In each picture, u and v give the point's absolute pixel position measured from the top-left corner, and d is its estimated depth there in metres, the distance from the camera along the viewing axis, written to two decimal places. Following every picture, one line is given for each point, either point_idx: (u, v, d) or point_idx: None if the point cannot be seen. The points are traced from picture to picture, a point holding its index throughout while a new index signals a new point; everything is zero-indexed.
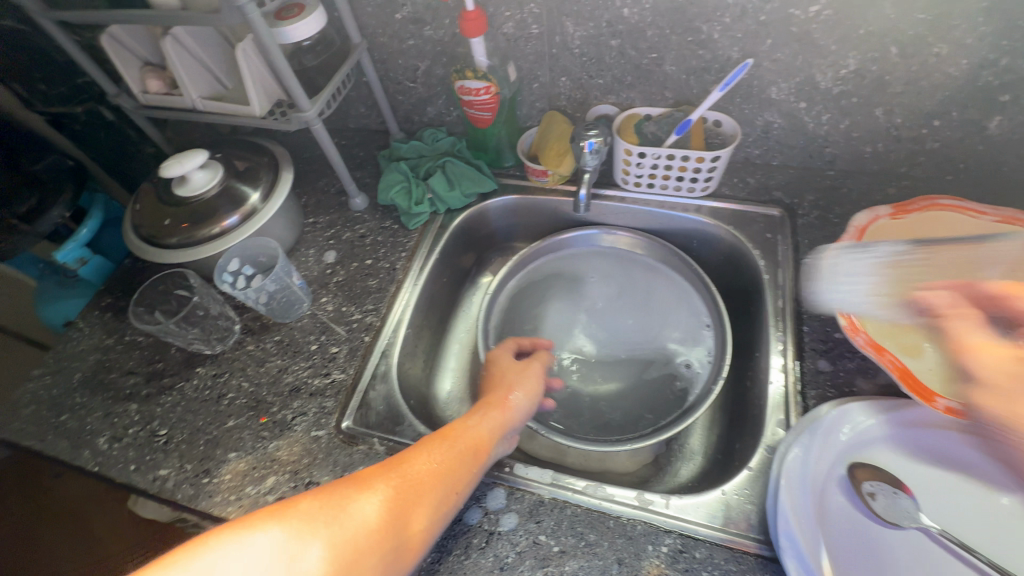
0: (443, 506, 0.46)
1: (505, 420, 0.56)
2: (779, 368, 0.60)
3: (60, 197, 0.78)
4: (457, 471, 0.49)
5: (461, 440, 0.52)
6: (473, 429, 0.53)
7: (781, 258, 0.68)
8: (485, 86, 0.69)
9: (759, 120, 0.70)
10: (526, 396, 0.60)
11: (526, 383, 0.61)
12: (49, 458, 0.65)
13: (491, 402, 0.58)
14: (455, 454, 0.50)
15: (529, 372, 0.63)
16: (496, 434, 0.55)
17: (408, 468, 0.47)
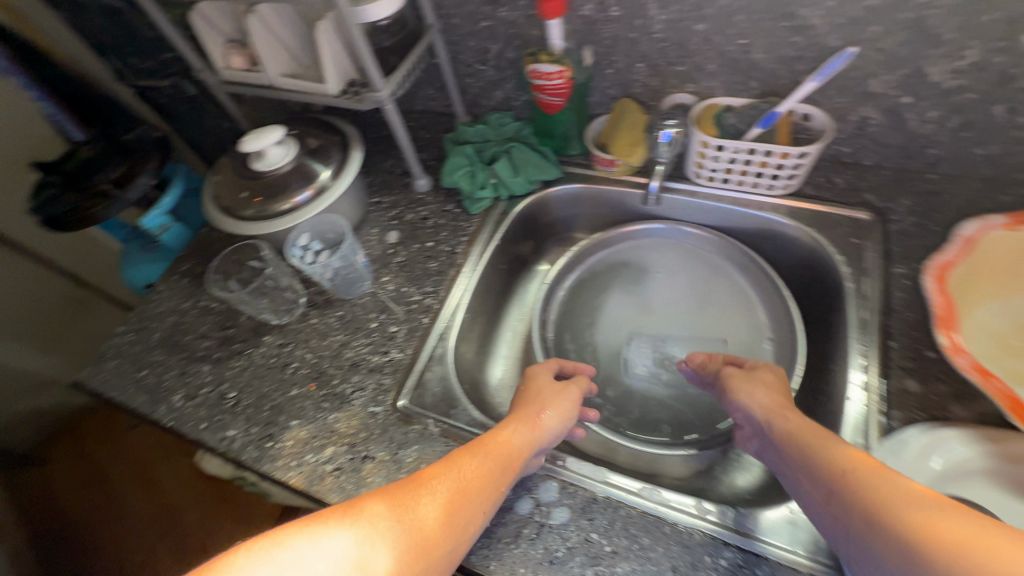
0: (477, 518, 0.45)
1: (537, 437, 0.54)
2: (859, 385, 0.56)
3: (147, 165, 0.82)
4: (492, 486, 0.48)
5: (498, 454, 0.50)
6: (509, 443, 0.52)
7: (868, 266, 0.63)
8: (558, 70, 0.67)
9: (854, 115, 0.65)
10: (559, 417, 0.57)
11: (561, 401, 0.58)
12: (129, 409, 0.69)
13: (525, 415, 0.55)
14: (491, 468, 0.49)
15: (566, 394, 0.60)
16: (530, 446, 0.53)
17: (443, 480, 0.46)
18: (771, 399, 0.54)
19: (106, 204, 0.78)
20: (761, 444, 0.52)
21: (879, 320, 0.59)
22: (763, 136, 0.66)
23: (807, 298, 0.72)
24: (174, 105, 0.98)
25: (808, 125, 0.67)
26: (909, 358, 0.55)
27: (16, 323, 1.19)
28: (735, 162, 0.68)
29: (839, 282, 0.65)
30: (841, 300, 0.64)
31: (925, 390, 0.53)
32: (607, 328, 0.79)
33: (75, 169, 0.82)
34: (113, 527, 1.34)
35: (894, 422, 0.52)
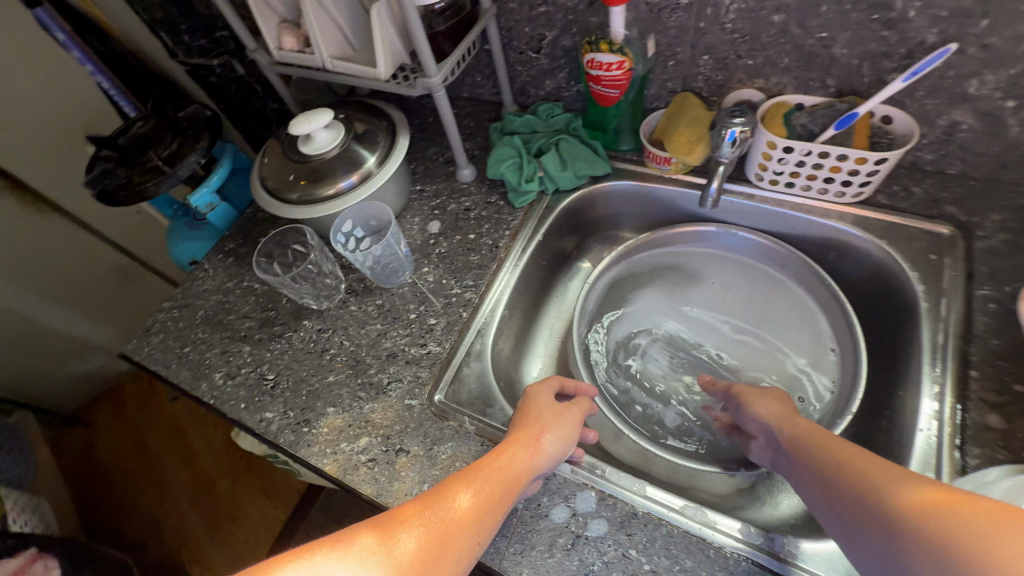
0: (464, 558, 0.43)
1: (535, 463, 0.51)
2: (931, 415, 0.52)
3: (198, 143, 0.82)
4: (482, 522, 0.45)
5: (491, 484, 0.48)
6: (504, 472, 0.49)
7: (947, 286, 0.58)
8: (619, 60, 0.64)
9: (944, 119, 0.59)
10: (559, 440, 0.53)
11: (561, 425, 0.55)
12: (172, 384, 0.71)
13: (523, 439, 0.52)
14: (482, 503, 0.46)
15: (567, 418, 0.56)
16: (527, 474, 0.50)
17: (426, 517, 0.44)
18: (779, 411, 0.55)
19: (158, 180, 0.79)
20: (775, 455, 0.53)
21: (957, 345, 0.54)
22: (837, 138, 0.61)
23: (872, 315, 0.67)
24: (223, 85, 0.99)
25: (889, 129, 0.62)
26: (992, 390, 0.51)
27: (67, 289, 1.24)
28: (803, 165, 0.64)
29: (912, 301, 0.60)
30: (914, 320, 0.59)
31: (1010, 427, 0.49)
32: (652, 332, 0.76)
33: (130, 144, 0.84)
34: (149, 490, 1.39)
35: (971, 459, 0.48)
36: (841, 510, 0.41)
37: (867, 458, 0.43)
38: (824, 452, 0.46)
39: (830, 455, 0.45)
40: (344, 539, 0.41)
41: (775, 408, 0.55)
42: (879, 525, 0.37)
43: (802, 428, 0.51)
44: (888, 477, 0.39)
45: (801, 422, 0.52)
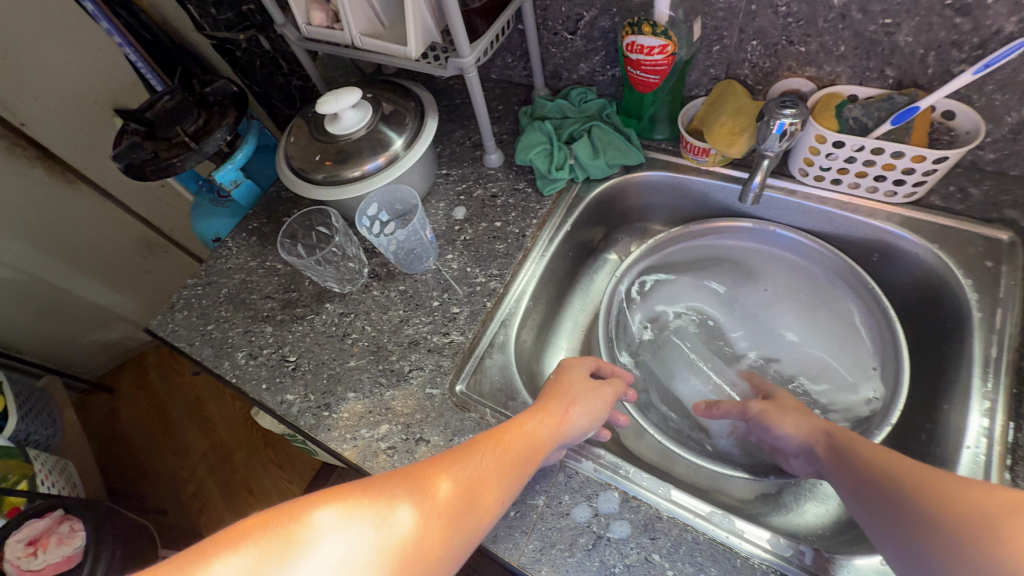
0: (490, 515, 0.43)
1: (563, 433, 0.51)
2: (980, 432, 0.49)
3: (224, 120, 0.82)
4: (508, 480, 0.45)
5: (520, 446, 0.47)
6: (533, 436, 0.49)
7: (1003, 295, 0.55)
8: (661, 44, 0.60)
9: (1012, 116, 0.55)
10: (588, 415, 0.54)
11: (593, 398, 0.55)
12: (196, 361, 0.71)
13: (551, 407, 0.52)
14: (511, 463, 0.46)
15: (598, 394, 0.56)
16: (553, 441, 0.50)
17: (456, 472, 0.43)
18: (812, 421, 0.52)
19: (184, 156, 0.79)
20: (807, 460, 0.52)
21: (1012, 359, 0.51)
22: (893, 134, 0.58)
23: (917, 324, 0.64)
24: (249, 59, 0.97)
25: (952, 125, 0.57)
26: None
27: (92, 258, 1.26)
28: (853, 161, 0.60)
29: (963, 310, 0.57)
30: (965, 330, 0.56)
31: None
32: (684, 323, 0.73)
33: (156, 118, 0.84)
34: (170, 458, 1.43)
35: (1022, 481, 0.46)
36: (862, 501, 0.42)
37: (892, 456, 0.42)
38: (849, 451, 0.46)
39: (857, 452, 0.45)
40: (376, 484, 0.40)
41: (811, 421, 0.52)
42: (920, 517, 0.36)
43: (833, 432, 0.50)
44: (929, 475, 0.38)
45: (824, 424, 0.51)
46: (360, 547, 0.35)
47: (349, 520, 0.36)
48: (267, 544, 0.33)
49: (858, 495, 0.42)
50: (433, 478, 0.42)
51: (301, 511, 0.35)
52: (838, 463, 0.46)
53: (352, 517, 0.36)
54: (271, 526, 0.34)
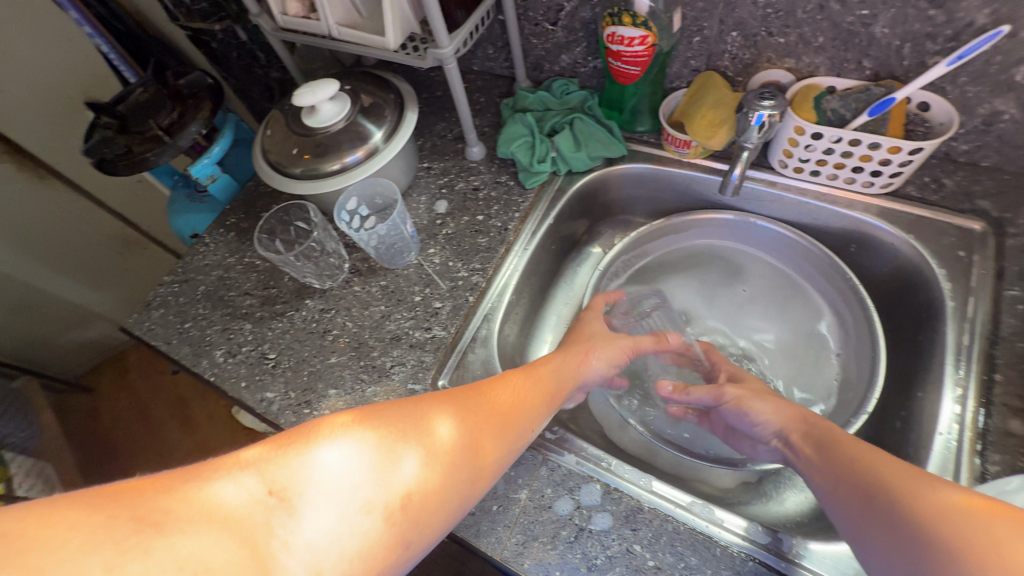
0: (520, 437, 0.48)
1: (580, 371, 0.59)
2: (952, 418, 0.50)
3: (199, 113, 0.79)
4: (535, 408, 0.51)
5: (544, 380, 0.54)
6: (556, 373, 0.56)
7: (975, 284, 0.56)
8: (642, 35, 0.60)
9: (984, 108, 0.56)
10: (605, 359, 0.61)
11: (610, 344, 0.62)
12: (173, 360, 0.70)
13: (572, 350, 0.60)
14: (536, 395, 0.52)
15: (616, 343, 0.63)
16: (572, 380, 0.57)
17: (491, 399, 0.48)
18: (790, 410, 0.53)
19: (157, 150, 0.76)
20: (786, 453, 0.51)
21: (983, 347, 0.52)
22: (870, 125, 0.58)
23: (893, 313, 0.65)
24: (225, 51, 0.94)
25: (927, 116, 0.58)
26: (1017, 395, 0.49)
27: (67, 255, 1.23)
28: (831, 153, 0.61)
29: (937, 300, 0.58)
30: (938, 319, 0.57)
31: None
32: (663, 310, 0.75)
33: (129, 112, 0.81)
34: (153, 458, 1.40)
35: (991, 466, 0.47)
36: (849, 506, 0.40)
37: (888, 462, 0.40)
38: (841, 451, 0.44)
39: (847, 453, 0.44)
40: (420, 404, 0.44)
41: (788, 411, 0.53)
42: (898, 524, 0.35)
43: (817, 427, 0.49)
44: (910, 483, 0.37)
45: (816, 423, 0.50)
46: (408, 456, 0.39)
47: (397, 434, 0.40)
48: (328, 444, 0.36)
49: (847, 501, 0.41)
50: (471, 400, 0.47)
51: (355, 423, 0.39)
52: (827, 463, 0.45)
53: (401, 429, 0.40)
54: (331, 430, 0.38)
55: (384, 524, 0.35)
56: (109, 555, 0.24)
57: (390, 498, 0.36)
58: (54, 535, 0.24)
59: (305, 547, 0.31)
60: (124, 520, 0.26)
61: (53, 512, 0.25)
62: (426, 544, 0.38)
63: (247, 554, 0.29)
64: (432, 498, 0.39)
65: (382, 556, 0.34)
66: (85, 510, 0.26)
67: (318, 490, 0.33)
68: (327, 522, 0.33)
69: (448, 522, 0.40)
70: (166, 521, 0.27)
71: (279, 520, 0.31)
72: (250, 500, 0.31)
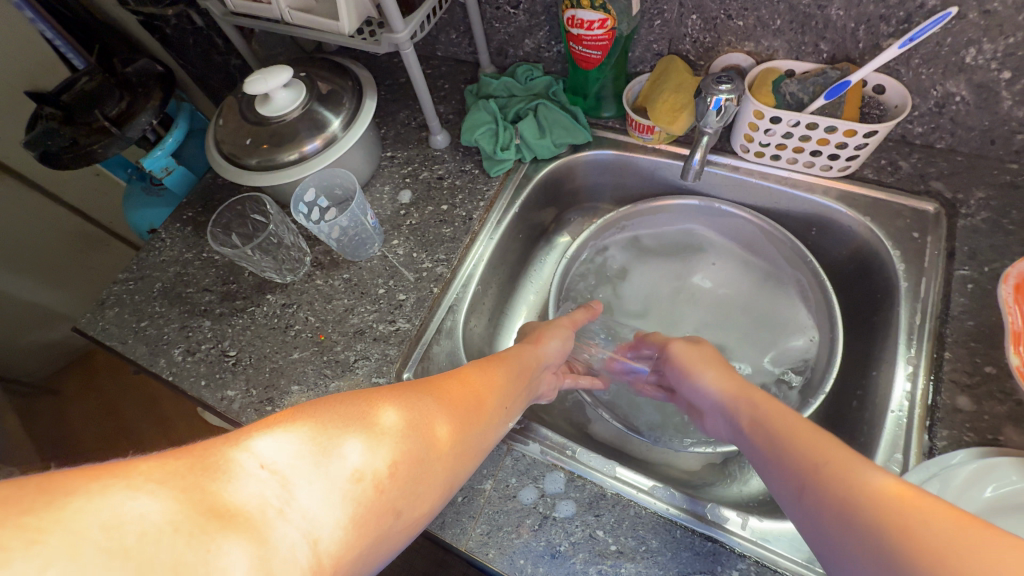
0: (497, 416, 0.49)
1: (541, 352, 0.60)
2: (903, 396, 0.51)
3: (149, 102, 0.76)
4: (510, 389, 0.52)
5: (514, 364, 0.55)
6: (520, 355, 0.57)
7: (928, 264, 0.57)
8: (601, 18, 0.59)
9: (937, 90, 0.57)
10: (561, 341, 0.63)
11: (563, 328, 0.65)
12: (129, 360, 0.67)
13: (531, 337, 0.61)
14: (510, 378, 0.53)
15: (567, 322, 0.66)
16: (536, 361, 0.58)
17: (467, 381, 0.48)
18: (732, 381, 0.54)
19: (104, 142, 0.73)
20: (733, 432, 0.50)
21: (934, 326, 0.54)
22: (827, 108, 0.58)
23: (852, 295, 0.66)
24: (179, 37, 0.90)
25: (882, 99, 0.59)
26: (965, 371, 0.50)
27: (26, 254, 1.18)
28: (790, 136, 0.61)
29: (892, 281, 0.59)
30: (892, 300, 0.58)
31: (978, 409, 0.49)
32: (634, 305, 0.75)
33: (74, 102, 0.77)
34: None
35: (939, 441, 0.48)
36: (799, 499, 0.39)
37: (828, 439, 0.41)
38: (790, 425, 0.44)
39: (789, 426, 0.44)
40: (400, 386, 0.43)
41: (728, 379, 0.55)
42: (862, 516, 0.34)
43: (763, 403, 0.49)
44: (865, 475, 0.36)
45: (758, 396, 0.50)
46: (395, 429, 0.38)
47: (381, 409, 0.39)
48: (316, 421, 0.35)
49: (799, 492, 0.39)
50: (448, 381, 0.47)
51: (337, 401, 0.38)
52: (769, 443, 0.44)
53: (386, 405, 0.39)
54: (314, 409, 0.36)
55: (373, 493, 0.34)
56: (105, 517, 0.22)
57: (378, 470, 0.35)
58: (51, 500, 0.22)
59: (301, 515, 0.30)
60: (118, 487, 0.24)
61: (49, 478, 0.23)
62: (414, 513, 0.37)
63: (245, 520, 0.27)
64: (420, 467, 0.38)
65: (372, 524, 0.34)
66: (77, 476, 0.23)
67: (311, 460, 0.32)
68: (321, 491, 0.31)
69: (435, 493, 0.40)
70: (162, 489, 0.25)
71: (272, 489, 0.30)
72: (244, 471, 0.29)
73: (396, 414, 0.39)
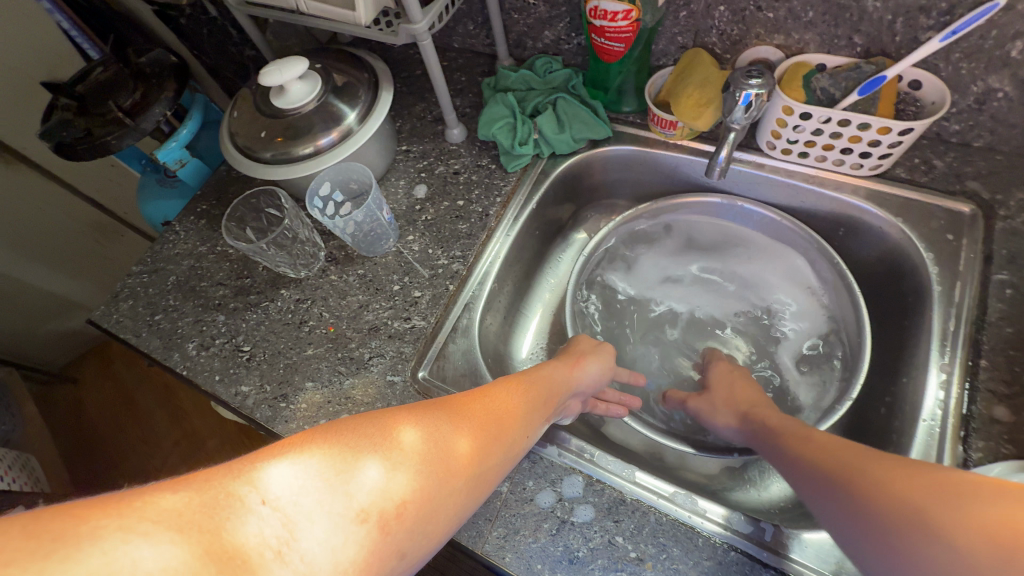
0: (515, 444, 0.47)
1: (574, 376, 0.58)
2: (935, 404, 0.50)
3: (162, 93, 0.75)
4: (532, 413, 0.50)
5: (542, 389, 0.53)
6: (549, 379, 0.55)
7: (963, 268, 0.55)
8: (625, 9, 0.57)
9: (977, 86, 0.54)
10: (598, 368, 0.61)
11: (599, 354, 0.63)
12: (143, 354, 0.67)
13: (563, 359, 0.60)
14: (531, 401, 0.51)
15: (604, 350, 0.64)
16: (567, 385, 0.57)
17: (484, 404, 0.47)
18: (747, 404, 0.57)
19: (119, 133, 0.72)
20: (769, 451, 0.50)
21: (969, 332, 0.51)
22: (860, 104, 0.56)
23: (882, 298, 0.64)
24: (194, 27, 0.89)
25: (918, 95, 0.57)
26: (1003, 381, 0.48)
27: (42, 244, 1.19)
28: (820, 133, 0.59)
29: (924, 284, 0.57)
30: (925, 305, 0.56)
31: (1017, 419, 0.47)
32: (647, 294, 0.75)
33: (88, 92, 0.76)
34: (141, 448, 1.38)
35: (974, 453, 0.46)
36: (841, 514, 0.38)
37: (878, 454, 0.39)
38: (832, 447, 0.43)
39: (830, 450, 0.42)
40: (416, 407, 0.42)
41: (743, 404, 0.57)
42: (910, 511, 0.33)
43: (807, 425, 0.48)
44: (914, 473, 0.35)
45: (801, 424, 0.49)
46: (412, 463, 0.37)
47: (395, 436, 0.38)
48: (326, 451, 0.34)
49: (839, 504, 0.38)
50: (469, 405, 0.46)
51: (348, 428, 0.37)
52: (812, 457, 0.43)
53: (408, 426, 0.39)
54: (324, 436, 0.35)
55: (377, 534, 0.33)
56: (95, 566, 0.22)
57: (384, 507, 0.34)
58: (38, 548, 0.21)
59: (299, 557, 0.29)
60: (111, 530, 0.23)
61: (35, 521, 0.22)
62: (419, 553, 0.36)
63: (240, 565, 0.26)
64: (430, 504, 0.37)
65: (376, 566, 0.32)
66: (69, 518, 0.23)
67: (315, 496, 0.31)
68: (324, 532, 0.30)
69: (444, 529, 0.38)
70: (158, 529, 0.25)
71: (273, 528, 0.29)
72: (245, 508, 0.28)
73: (412, 445, 0.38)
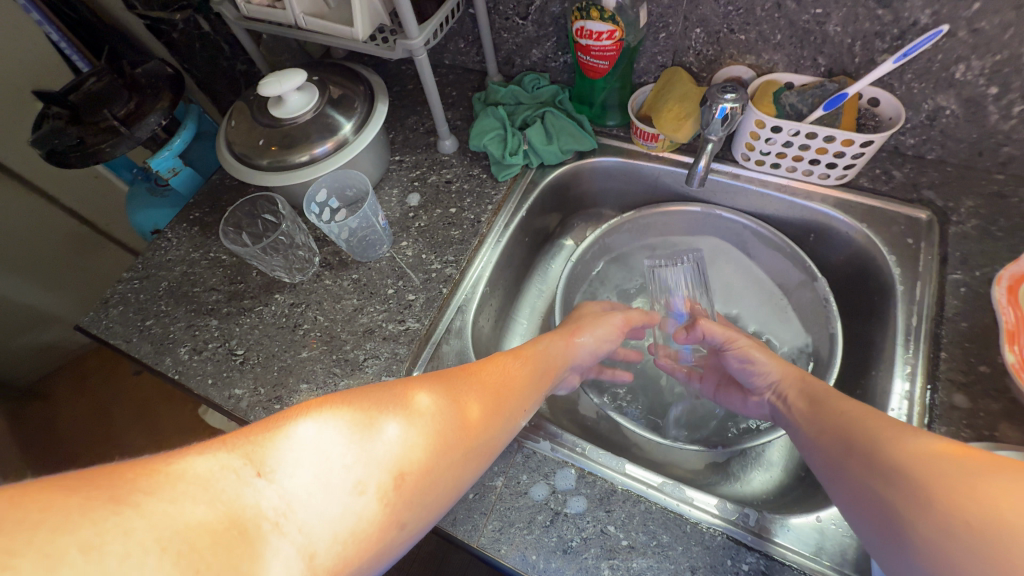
0: (514, 416, 0.49)
1: (568, 350, 0.59)
2: (902, 396, 0.53)
3: (158, 103, 0.76)
4: (527, 387, 0.52)
5: (538, 362, 0.55)
6: (545, 353, 0.57)
7: (923, 270, 0.59)
8: (609, 30, 0.61)
9: (928, 103, 0.60)
10: (593, 340, 0.62)
11: (598, 325, 0.63)
12: (133, 358, 0.67)
13: (558, 334, 0.61)
14: (527, 377, 0.53)
15: (603, 320, 0.65)
16: (560, 359, 0.58)
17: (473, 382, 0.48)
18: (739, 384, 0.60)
19: (113, 141, 0.73)
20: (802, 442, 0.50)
21: (929, 328, 0.56)
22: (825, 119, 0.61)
23: (851, 299, 0.68)
24: (186, 42, 0.90)
25: (876, 111, 0.62)
26: (961, 370, 0.52)
27: (19, 254, 1.16)
28: (790, 145, 0.63)
29: (888, 285, 0.61)
30: (890, 303, 0.60)
31: (974, 406, 0.50)
32: (625, 281, 0.79)
33: (81, 102, 0.77)
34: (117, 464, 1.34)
35: None
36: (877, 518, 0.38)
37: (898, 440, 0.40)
38: (845, 434, 0.44)
39: (845, 440, 0.44)
40: (413, 380, 0.45)
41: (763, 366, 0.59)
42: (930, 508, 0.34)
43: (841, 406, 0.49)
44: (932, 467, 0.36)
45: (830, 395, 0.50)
46: (406, 440, 0.38)
47: (392, 408, 0.40)
48: (321, 425, 0.35)
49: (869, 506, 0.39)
50: (464, 380, 0.48)
51: (342, 403, 0.38)
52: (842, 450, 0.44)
53: (407, 398, 0.41)
54: (319, 411, 0.37)
55: (378, 505, 0.34)
56: (86, 536, 0.22)
57: (382, 479, 0.35)
58: (26, 517, 0.21)
59: (297, 529, 0.30)
60: (103, 503, 0.23)
61: (24, 492, 0.22)
62: (419, 523, 0.37)
63: (238, 535, 0.27)
64: (428, 476, 0.38)
65: (375, 537, 0.34)
66: (59, 490, 0.23)
67: (313, 467, 0.32)
68: (321, 505, 0.31)
69: (441, 503, 0.40)
70: (151, 501, 0.25)
71: (271, 500, 0.30)
72: (238, 480, 0.29)
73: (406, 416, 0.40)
